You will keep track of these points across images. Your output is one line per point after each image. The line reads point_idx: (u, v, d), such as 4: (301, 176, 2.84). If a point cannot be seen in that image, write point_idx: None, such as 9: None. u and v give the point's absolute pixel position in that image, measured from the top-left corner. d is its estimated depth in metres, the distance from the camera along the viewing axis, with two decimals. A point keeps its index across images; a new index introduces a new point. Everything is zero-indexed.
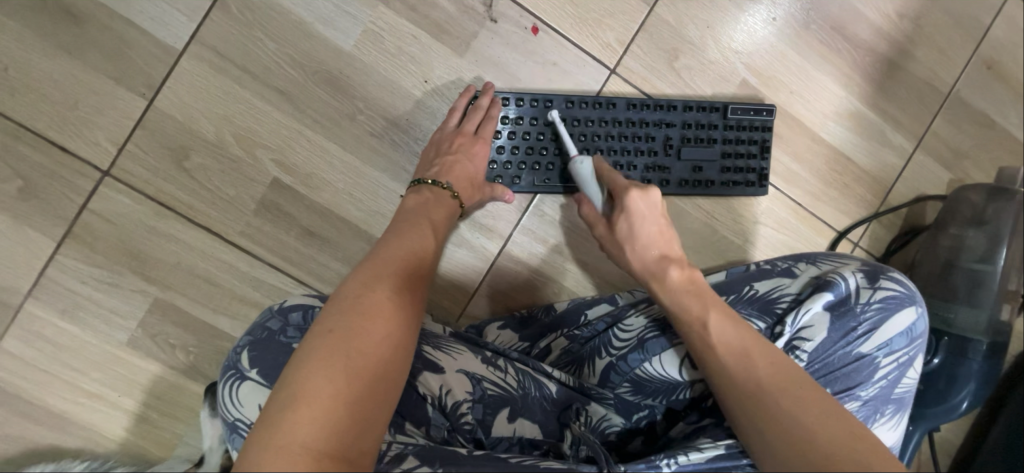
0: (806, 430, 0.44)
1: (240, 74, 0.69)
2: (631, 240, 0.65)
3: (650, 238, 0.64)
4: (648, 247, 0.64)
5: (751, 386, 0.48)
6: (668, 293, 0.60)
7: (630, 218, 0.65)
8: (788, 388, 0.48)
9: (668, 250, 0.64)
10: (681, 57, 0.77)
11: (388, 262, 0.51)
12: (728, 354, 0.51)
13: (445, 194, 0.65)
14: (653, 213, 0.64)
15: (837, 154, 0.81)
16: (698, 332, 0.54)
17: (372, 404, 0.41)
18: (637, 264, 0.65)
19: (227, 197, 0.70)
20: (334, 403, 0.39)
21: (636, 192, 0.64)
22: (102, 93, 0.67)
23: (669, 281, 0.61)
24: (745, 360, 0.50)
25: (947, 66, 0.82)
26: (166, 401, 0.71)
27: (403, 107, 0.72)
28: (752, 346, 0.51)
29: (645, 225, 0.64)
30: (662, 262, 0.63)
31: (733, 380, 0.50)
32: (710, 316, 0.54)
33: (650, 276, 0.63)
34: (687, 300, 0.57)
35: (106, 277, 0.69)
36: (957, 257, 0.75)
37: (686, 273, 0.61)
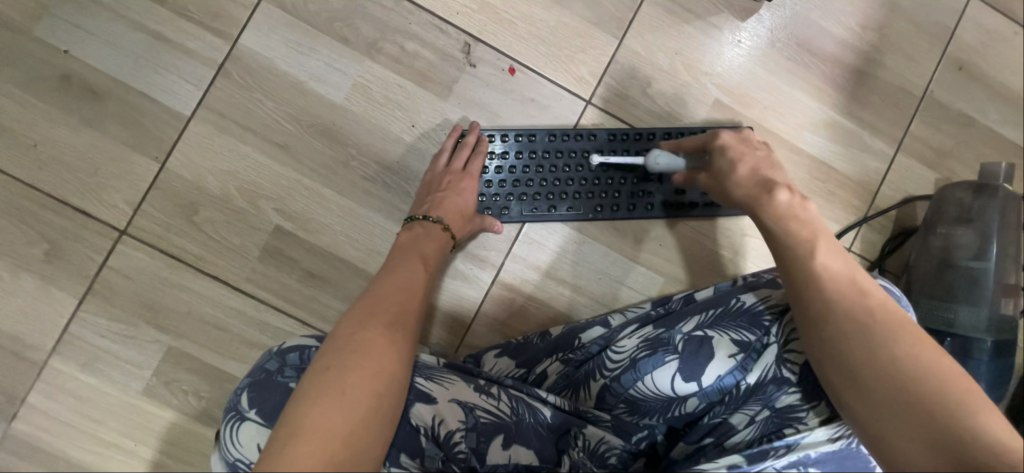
0: (910, 373, 0.44)
1: (243, 132, 0.75)
2: (729, 170, 0.64)
3: (753, 170, 0.62)
4: (775, 170, 0.63)
5: (858, 319, 0.48)
6: (774, 213, 0.58)
7: (725, 149, 0.66)
8: (895, 324, 0.47)
9: (772, 174, 0.63)
10: (653, 84, 0.81)
11: (384, 299, 0.53)
12: (833, 289, 0.50)
13: (435, 227, 0.68)
14: (745, 143, 0.66)
15: (818, 162, 0.82)
16: (806, 262, 0.53)
17: (365, 434, 0.43)
18: (738, 188, 0.62)
19: (234, 246, 0.75)
20: (331, 436, 0.41)
21: (726, 131, 0.67)
22: (120, 159, 0.74)
23: (774, 203, 0.58)
24: (856, 295, 0.49)
25: (917, 70, 0.84)
26: (179, 447, 0.74)
27: (394, 151, 0.77)
28: (859, 279, 0.51)
29: (742, 159, 0.64)
30: (754, 183, 0.61)
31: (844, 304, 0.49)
32: (820, 246, 0.54)
33: (749, 204, 0.61)
34: (794, 224, 0.56)
35: (123, 329, 0.73)
36: (952, 256, 0.75)
37: (795, 198, 0.58)
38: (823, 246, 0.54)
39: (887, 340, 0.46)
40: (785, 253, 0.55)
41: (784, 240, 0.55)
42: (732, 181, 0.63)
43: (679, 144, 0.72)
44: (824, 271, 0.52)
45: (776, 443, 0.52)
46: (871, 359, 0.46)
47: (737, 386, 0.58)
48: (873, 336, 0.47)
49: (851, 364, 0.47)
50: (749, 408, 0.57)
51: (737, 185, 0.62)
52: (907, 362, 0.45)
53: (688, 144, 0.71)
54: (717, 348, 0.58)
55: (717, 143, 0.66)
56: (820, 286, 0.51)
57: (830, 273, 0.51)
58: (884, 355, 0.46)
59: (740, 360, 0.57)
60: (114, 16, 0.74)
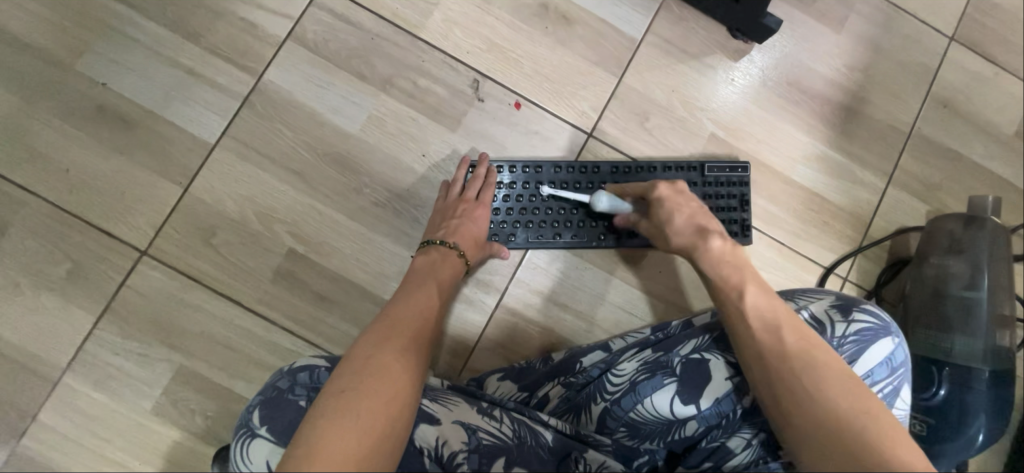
0: (828, 408, 0.48)
1: (262, 159, 0.80)
2: (668, 219, 0.69)
3: (688, 219, 0.68)
4: (678, 216, 0.69)
5: (788, 365, 0.51)
6: (711, 262, 0.64)
7: (660, 200, 0.71)
8: (817, 360, 0.51)
9: (675, 223, 0.69)
10: (651, 118, 0.85)
11: (397, 324, 0.55)
12: (758, 331, 0.54)
13: (451, 253, 0.71)
14: (682, 197, 0.71)
15: (811, 194, 0.86)
16: (734, 306, 0.58)
17: (377, 458, 0.44)
18: (677, 237, 0.68)
19: (248, 267, 0.78)
20: (345, 459, 0.42)
21: (662, 182, 0.72)
22: (145, 184, 0.78)
23: (710, 249, 0.65)
24: (777, 334, 0.53)
25: (903, 108, 0.88)
26: (183, 467, 0.74)
27: (404, 178, 0.81)
28: (783, 324, 0.54)
29: (673, 211, 0.69)
30: (690, 233, 0.68)
31: (760, 351, 0.53)
32: (747, 291, 0.58)
33: (690, 251, 0.67)
34: (726, 270, 0.62)
35: (137, 348, 0.75)
36: (945, 286, 0.76)
37: (727, 245, 0.66)
38: (750, 289, 0.59)
39: (804, 376, 0.50)
40: (718, 294, 0.60)
41: (719, 285, 0.61)
42: (672, 228, 0.69)
43: (622, 189, 0.77)
44: (751, 315, 0.56)
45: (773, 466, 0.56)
46: (794, 396, 0.50)
47: (734, 410, 0.59)
48: (801, 374, 0.50)
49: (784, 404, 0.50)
50: (746, 432, 0.58)
51: (675, 233, 0.68)
52: (823, 394, 0.49)
53: (631, 189, 0.76)
54: (713, 371, 0.60)
55: (652, 194, 0.72)
56: (745, 327, 0.55)
57: (756, 315, 0.56)
58: (805, 394, 0.49)
59: (736, 383, 0.59)
60: (149, 52, 0.80)
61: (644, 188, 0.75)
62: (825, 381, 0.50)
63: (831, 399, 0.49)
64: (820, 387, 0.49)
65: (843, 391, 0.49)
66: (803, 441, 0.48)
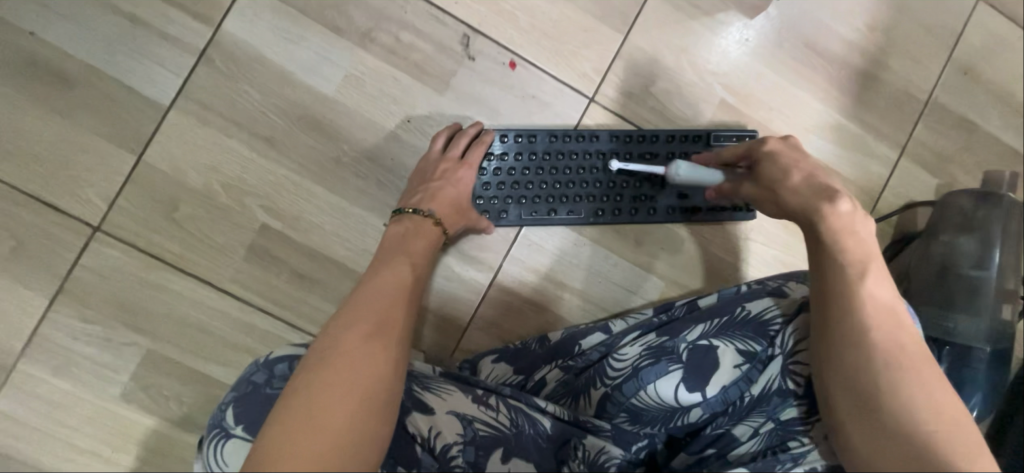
0: (923, 412, 0.45)
1: (226, 124, 0.71)
2: (782, 177, 0.60)
3: (807, 179, 0.59)
4: (795, 176, 0.59)
5: (887, 355, 0.47)
6: (833, 225, 0.53)
7: (774, 156, 0.62)
8: (920, 359, 0.47)
9: (790, 183, 0.59)
10: (658, 82, 0.78)
11: (370, 292, 0.51)
12: (868, 312, 0.48)
13: (426, 221, 0.65)
14: (801, 155, 0.62)
15: (821, 166, 0.81)
16: (846, 284, 0.50)
17: (367, 421, 0.42)
18: (791, 196, 0.58)
19: (217, 244, 0.71)
20: (334, 420, 0.41)
21: (774, 138, 0.64)
22: (92, 152, 0.69)
23: (836, 214, 0.54)
24: (886, 320, 0.48)
25: (923, 74, 0.83)
26: (159, 455, 0.70)
27: (387, 146, 0.73)
28: (896, 313, 0.49)
29: (789, 169, 0.60)
30: (809, 195, 0.57)
31: (862, 334, 0.48)
32: (869, 270, 0.51)
33: (800, 215, 0.57)
34: (847, 241, 0.52)
35: (98, 331, 0.69)
36: (954, 264, 0.74)
37: (858, 212, 0.54)
38: (873, 269, 0.51)
39: (905, 372, 0.46)
40: (829, 263, 0.52)
41: (837, 255, 0.52)
42: (785, 186, 0.59)
43: (718, 153, 0.71)
44: (868, 297, 0.49)
45: (783, 456, 0.53)
46: (886, 390, 0.46)
47: (741, 397, 0.56)
48: (903, 369, 0.46)
49: (866, 396, 0.46)
50: (753, 421, 0.55)
51: (790, 192, 0.59)
52: (920, 395, 0.45)
53: (727, 153, 0.69)
54: (722, 359, 0.57)
55: (762, 151, 0.63)
56: (857, 309, 0.48)
57: (872, 298, 0.49)
58: (902, 394, 0.45)
59: (746, 371, 0.56)
60: None
61: (751, 145, 0.66)
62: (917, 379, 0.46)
63: (924, 404, 0.45)
64: (914, 387, 0.45)
65: (935, 396, 0.45)
66: (872, 435, 0.45)
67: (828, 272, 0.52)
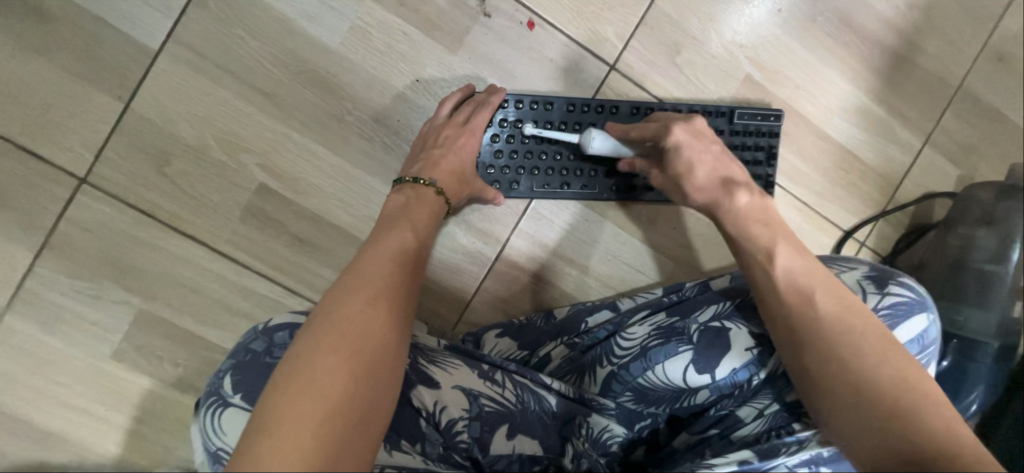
0: (877, 381, 0.45)
1: (221, 73, 0.66)
2: (688, 170, 0.61)
3: (711, 172, 0.61)
4: (700, 170, 0.61)
5: (825, 331, 0.48)
6: (729, 215, 0.59)
7: (677, 148, 0.61)
8: (862, 330, 0.47)
9: (697, 178, 0.61)
10: (682, 53, 0.74)
11: (375, 255, 0.50)
12: (789, 293, 0.51)
13: (427, 191, 0.61)
14: (705, 137, 0.62)
15: (843, 150, 0.78)
16: (758, 268, 0.54)
17: (371, 383, 0.41)
18: (696, 193, 0.61)
19: (212, 203, 0.67)
20: (334, 380, 0.39)
21: (678, 124, 0.61)
22: (78, 97, 0.64)
23: (734, 206, 0.59)
24: (812, 298, 0.50)
25: (957, 58, 0.79)
26: (154, 415, 0.68)
27: (394, 107, 0.69)
28: (820, 290, 0.51)
29: (695, 163, 0.61)
30: (713, 189, 0.61)
31: (783, 313, 0.51)
32: (779, 254, 0.54)
33: (710, 205, 0.61)
34: (751, 228, 0.57)
35: (88, 288, 0.66)
36: (967, 257, 0.74)
37: (752, 197, 0.60)
38: (780, 250, 0.55)
39: (846, 344, 0.47)
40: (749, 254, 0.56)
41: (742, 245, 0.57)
42: (688, 181, 0.61)
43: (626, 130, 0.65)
44: (781, 278, 0.52)
45: (787, 439, 0.50)
46: (839, 362, 0.46)
47: (750, 380, 0.56)
48: (847, 341, 0.47)
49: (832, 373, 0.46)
50: (759, 401, 0.55)
51: (694, 186, 0.61)
52: (866, 364, 0.46)
53: (637, 134, 0.65)
54: (734, 341, 0.56)
55: (665, 141, 0.61)
56: (772, 291, 0.52)
57: (787, 279, 0.52)
58: (857, 367, 0.46)
59: (757, 354, 0.55)
60: None
61: (654, 130, 0.63)
62: (862, 352, 0.46)
63: (880, 374, 0.45)
64: (863, 355, 0.46)
65: (890, 362, 0.45)
66: (835, 410, 0.46)
67: (746, 263, 0.56)
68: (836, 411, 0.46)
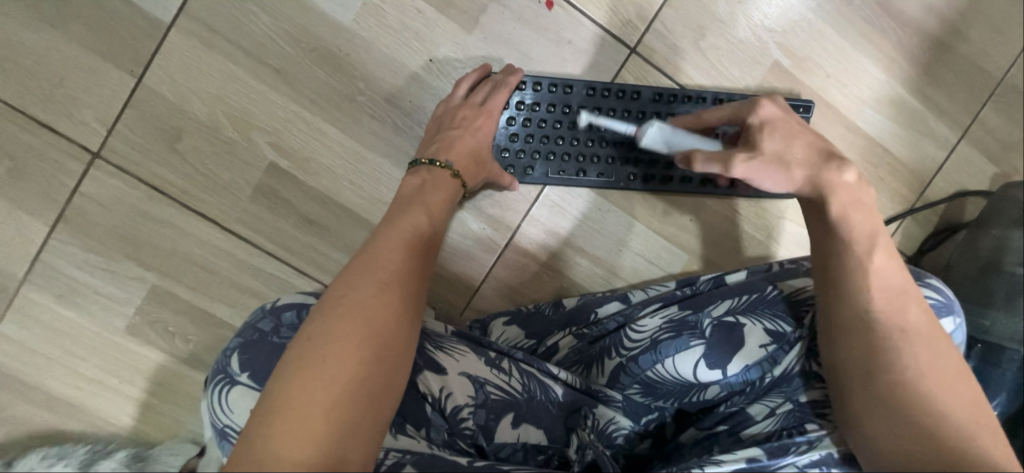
0: (938, 401, 0.44)
1: (232, 49, 0.65)
2: (784, 147, 0.55)
3: (810, 150, 0.55)
4: (797, 146, 0.55)
5: (897, 339, 0.46)
6: (840, 201, 0.53)
7: (769, 123, 0.55)
8: (934, 345, 0.46)
9: (795, 154, 0.55)
10: (708, 37, 0.71)
11: (388, 237, 0.48)
12: (875, 294, 0.48)
13: (444, 173, 0.60)
14: (790, 119, 0.57)
15: (873, 144, 0.75)
16: (855, 261, 0.50)
17: (386, 376, 0.41)
18: (797, 168, 0.54)
19: (222, 181, 0.67)
20: (356, 370, 0.39)
21: (767, 99, 0.57)
22: (91, 71, 0.64)
23: (842, 184, 0.54)
24: (898, 303, 0.47)
25: (1002, 48, 0.74)
26: (165, 389, 0.70)
27: (407, 88, 0.68)
28: (908, 295, 0.48)
29: (791, 138, 0.56)
30: (815, 163, 0.54)
31: (866, 314, 0.47)
32: (877, 249, 0.50)
33: (806, 187, 0.55)
34: (856, 217, 0.52)
35: (101, 262, 0.67)
36: (999, 259, 0.70)
37: (857, 183, 0.54)
38: (880, 246, 0.51)
39: (913, 354, 0.45)
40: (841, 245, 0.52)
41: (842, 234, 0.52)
42: (791, 156, 0.55)
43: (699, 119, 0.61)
44: (875, 277, 0.49)
45: (798, 438, 0.49)
46: (896, 369, 0.45)
47: (762, 378, 0.54)
48: (919, 354, 0.45)
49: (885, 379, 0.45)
50: (771, 401, 0.53)
51: (796, 162, 0.54)
52: (927, 381, 0.44)
53: (711, 117, 0.60)
54: (748, 338, 0.54)
55: (756, 115, 0.56)
56: (864, 287, 0.48)
57: (880, 278, 0.49)
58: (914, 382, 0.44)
59: (772, 352, 0.54)
60: None
61: (739, 109, 0.59)
62: (927, 367, 0.45)
63: (938, 394, 0.44)
64: (927, 371, 0.45)
65: (948, 383, 0.44)
66: (883, 420, 0.44)
67: (840, 251, 0.51)
68: (875, 419, 0.45)
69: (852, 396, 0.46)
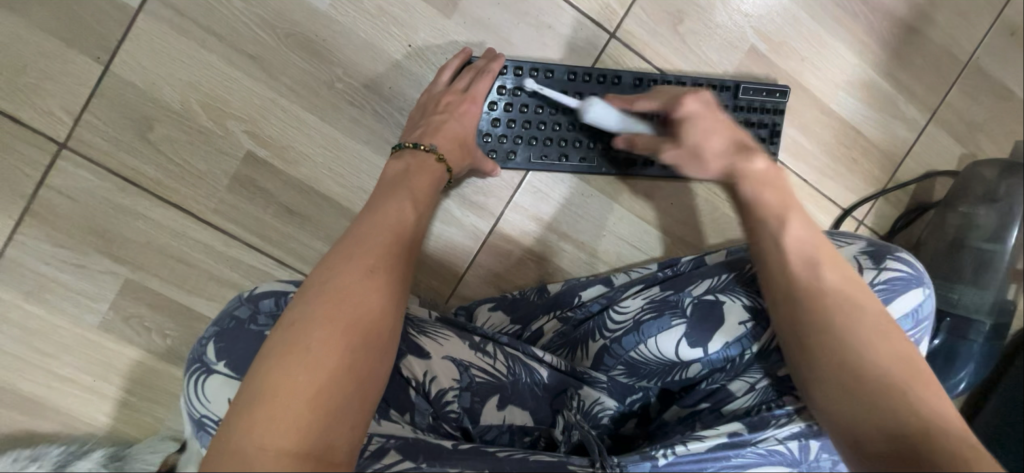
0: (876, 358, 0.43)
1: (205, 35, 0.63)
2: (703, 136, 0.57)
3: (727, 141, 0.57)
4: (717, 138, 0.57)
5: (829, 299, 0.46)
6: (750, 177, 0.54)
7: (691, 119, 0.58)
8: (859, 301, 0.46)
9: (710, 145, 0.57)
10: (686, 21, 0.71)
11: (368, 226, 0.47)
12: (791, 261, 0.48)
13: (429, 156, 0.59)
14: (711, 113, 0.58)
15: (847, 126, 0.77)
16: (766, 232, 0.51)
17: (363, 365, 0.39)
18: (709, 159, 0.57)
19: (198, 171, 0.65)
20: (328, 355, 0.38)
21: (691, 95, 0.59)
22: (54, 58, 0.62)
23: (752, 170, 0.55)
24: (812, 268, 0.48)
25: (968, 32, 0.77)
26: (144, 386, 0.68)
27: (386, 74, 0.67)
28: (823, 257, 0.48)
29: (710, 132, 0.57)
30: (731, 154, 0.56)
31: (785, 281, 0.48)
32: (789, 220, 0.51)
33: (724, 178, 0.56)
34: (767, 194, 0.53)
35: (72, 257, 0.65)
36: (966, 236, 0.74)
37: (770, 164, 0.56)
38: (794, 216, 0.51)
39: (845, 312, 0.45)
40: (754, 219, 0.52)
41: (753, 209, 0.53)
42: (706, 148, 0.57)
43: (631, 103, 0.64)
44: (790, 244, 0.49)
45: (777, 411, 0.51)
46: (828, 328, 0.45)
47: (742, 354, 0.55)
48: (848, 312, 0.45)
49: (820, 337, 0.45)
50: (750, 376, 0.55)
51: (710, 148, 0.57)
52: (866, 340, 0.44)
53: (643, 106, 0.63)
54: (727, 315, 0.55)
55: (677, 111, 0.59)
56: (779, 259, 0.49)
57: (795, 246, 0.49)
58: (852, 341, 0.44)
59: (751, 328, 0.54)
60: None
61: (670, 100, 0.61)
62: (868, 326, 0.44)
63: (875, 352, 0.43)
64: (860, 328, 0.44)
65: (883, 338, 0.44)
66: (828, 379, 0.44)
67: (749, 225, 0.53)
68: (821, 378, 0.44)
69: (793, 361, 0.46)
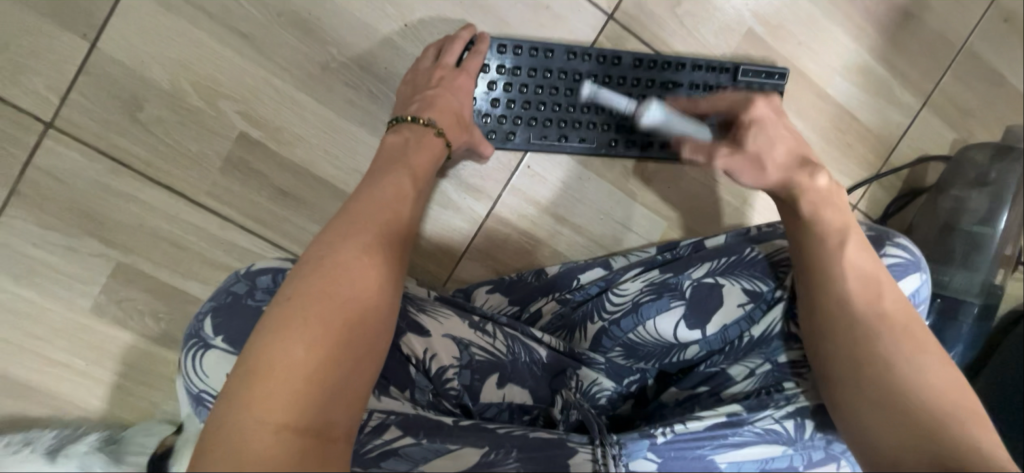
0: (922, 388, 0.43)
1: (195, 11, 0.62)
2: (767, 143, 0.62)
3: (791, 152, 0.62)
4: (779, 149, 0.62)
5: (874, 322, 0.46)
6: (811, 198, 0.56)
7: (757, 124, 0.63)
8: (912, 332, 0.46)
9: (775, 155, 0.61)
10: (684, 3, 0.71)
11: (366, 200, 0.47)
12: (850, 281, 0.48)
13: (427, 131, 0.58)
14: (778, 123, 0.64)
15: (842, 111, 0.77)
16: (824, 247, 0.51)
17: (359, 344, 0.39)
18: (775, 167, 0.60)
19: (190, 152, 0.64)
20: (326, 334, 0.38)
21: (761, 100, 0.65)
22: (39, 35, 0.60)
23: (814, 187, 0.57)
24: (872, 291, 0.48)
25: (962, 17, 0.77)
26: (139, 371, 0.67)
27: (381, 54, 0.66)
28: (880, 282, 0.48)
29: (775, 141, 0.62)
30: (791, 167, 0.60)
31: (840, 299, 0.48)
32: (848, 241, 0.51)
33: (779, 187, 0.59)
34: (829, 213, 0.54)
35: (62, 240, 0.63)
36: (957, 220, 0.75)
37: (830, 182, 0.58)
38: (852, 240, 0.51)
39: (896, 340, 0.45)
40: (811, 236, 0.52)
41: (811, 225, 0.53)
42: (771, 158, 0.61)
43: (694, 103, 0.68)
44: (847, 266, 0.49)
45: (778, 395, 0.52)
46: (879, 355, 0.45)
47: (740, 337, 0.56)
48: (900, 340, 0.45)
49: (866, 359, 0.46)
50: (751, 362, 0.55)
51: (774, 163, 0.61)
52: (910, 366, 0.44)
53: (706, 107, 0.68)
54: (727, 297, 0.55)
55: (747, 113, 0.64)
56: (836, 279, 0.49)
57: (853, 268, 0.49)
58: (901, 369, 0.44)
59: (749, 311, 0.55)
60: None
61: (736, 103, 0.66)
62: (914, 352, 0.45)
63: (920, 380, 0.44)
64: (907, 357, 0.45)
65: (931, 368, 0.44)
66: (870, 404, 0.44)
67: (802, 242, 0.53)
68: (861, 402, 0.45)
69: (832, 381, 0.47)
